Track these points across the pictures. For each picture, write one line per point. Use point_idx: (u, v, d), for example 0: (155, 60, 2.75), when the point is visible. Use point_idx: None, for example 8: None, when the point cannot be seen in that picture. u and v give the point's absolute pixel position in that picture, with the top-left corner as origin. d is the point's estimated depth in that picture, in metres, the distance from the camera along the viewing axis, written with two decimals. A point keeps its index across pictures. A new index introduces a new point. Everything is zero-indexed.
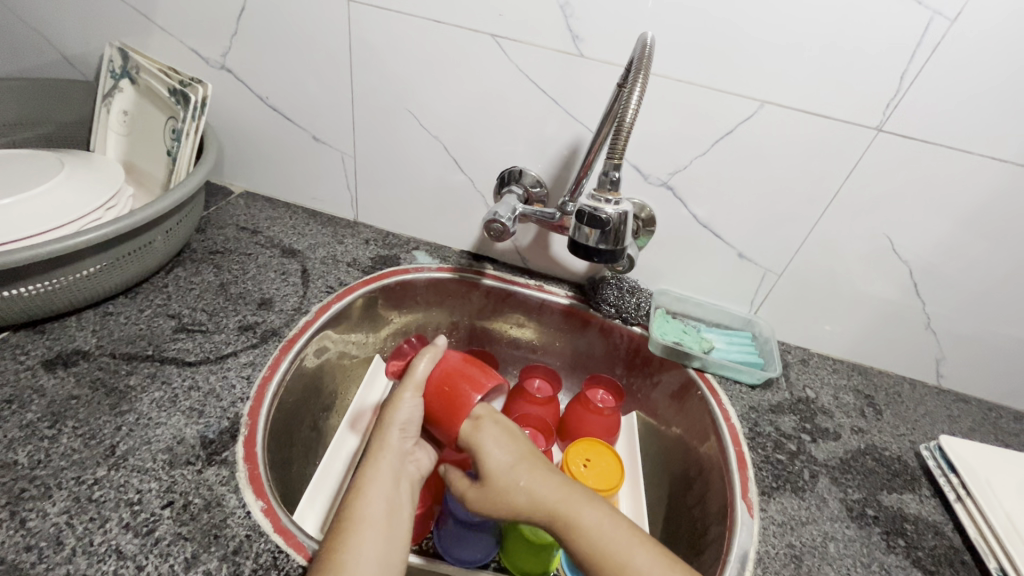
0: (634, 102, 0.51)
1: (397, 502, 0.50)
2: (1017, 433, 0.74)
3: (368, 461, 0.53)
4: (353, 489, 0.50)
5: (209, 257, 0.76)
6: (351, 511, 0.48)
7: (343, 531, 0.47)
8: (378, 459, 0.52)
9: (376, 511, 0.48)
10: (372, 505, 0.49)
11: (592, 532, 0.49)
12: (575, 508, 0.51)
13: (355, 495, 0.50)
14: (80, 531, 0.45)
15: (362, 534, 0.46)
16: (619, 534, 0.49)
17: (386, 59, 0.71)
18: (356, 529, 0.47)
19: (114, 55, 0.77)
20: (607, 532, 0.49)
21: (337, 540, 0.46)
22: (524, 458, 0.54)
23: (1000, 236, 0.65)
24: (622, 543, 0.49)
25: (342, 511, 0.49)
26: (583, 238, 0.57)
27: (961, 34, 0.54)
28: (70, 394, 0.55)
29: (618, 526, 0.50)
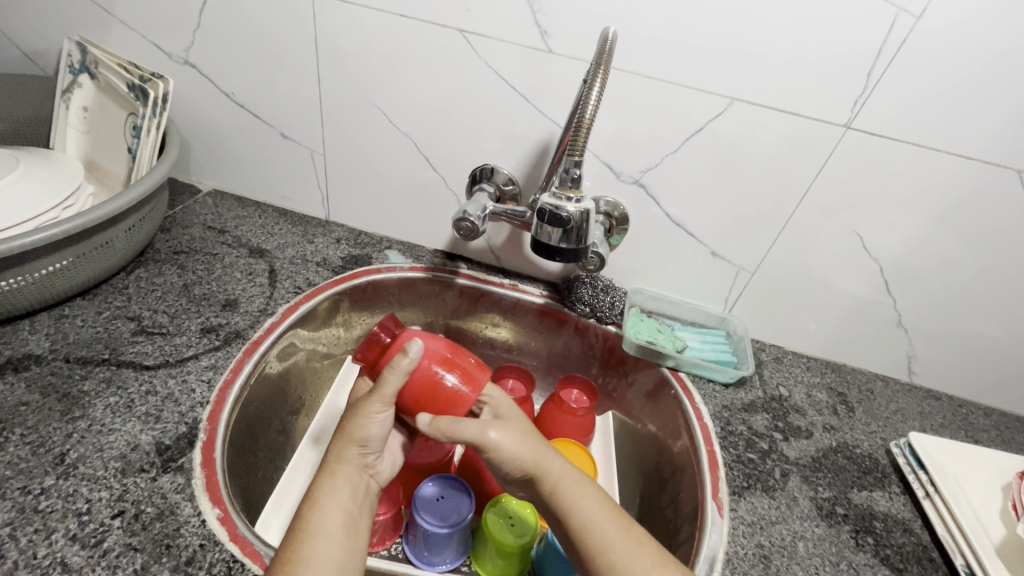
0: (593, 99, 0.51)
1: (355, 516, 0.47)
2: (987, 429, 0.75)
3: (326, 472, 0.48)
4: (308, 501, 0.47)
5: (173, 257, 0.74)
6: (304, 523, 0.45)
7: (296, 545, 0.44)
8: (336, 471, 0.48)
9: (331, 524, 0.45)
10: (327, 519, 0.45)
11: (582, 516, 0.47)
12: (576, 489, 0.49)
13: (310, 505, 0.46)
14: (24, 543, 0.43)
15: (318, 549, 0.44)
16: (609, 520, 0.48)
17: (354, 55, 0.69)
18: (309, 545, 0.44)
19: (73, 49, 0.75)
20: (597, 515, 0.47)
21: (291, 555, 0.43)
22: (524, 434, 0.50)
23: (968, 233, 0.65)
24: (611, 529, 0.47)
25: (296, 523, 0.46)
26: (545, 237, 0.56)
27: (926, 32, 0.54)
28: (20, 400, 0.53)
29: (608, 509, 0.48)
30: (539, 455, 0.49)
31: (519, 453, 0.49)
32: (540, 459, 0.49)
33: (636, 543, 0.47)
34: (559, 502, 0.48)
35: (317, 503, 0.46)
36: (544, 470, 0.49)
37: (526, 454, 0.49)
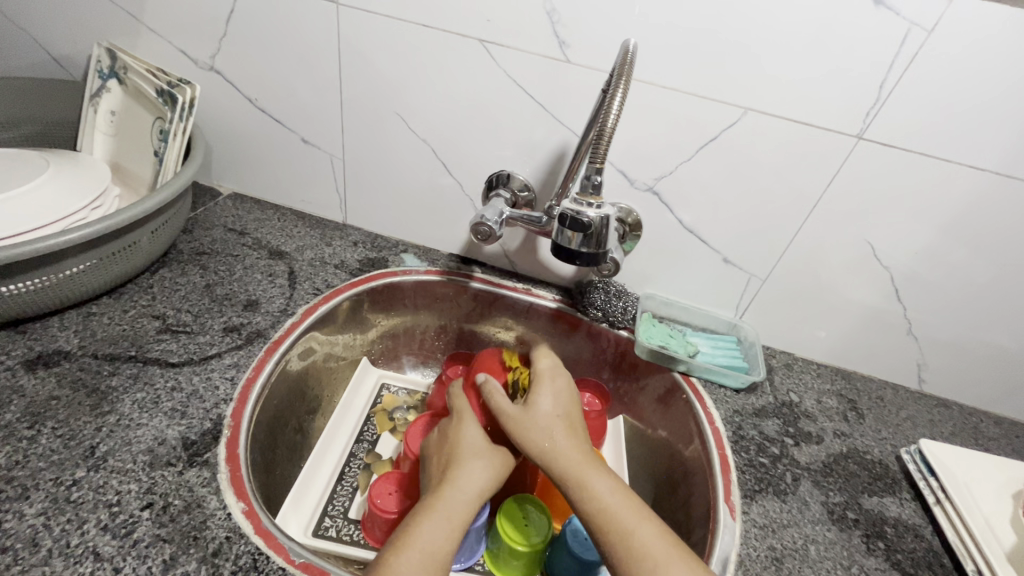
0: (615, 107, 0.52)
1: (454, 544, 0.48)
2: (997, 438, 0.75)
3: (454, 487, 0.50)
4: (434, 510, 0.48)
5: (196, 258, 0.75)
6: (417, 530, 0.46)
7: (416, 552, 0.45)
8: (464, 493, 0.50)
9: (434, 545, 0.45)
10: (447, 536, 0.47)
11: (601, 496, 0.50)
12: (589, 473, 0.52)
13: (434, 514, 0.48)
14: (58, 532, 0.45)
15: (417, 559, 0.44)
16: (623, 504, 0.49)
17: (377, 63, 0.71)
18: (428, 558, 0.45)
19: (102, 55, 0.77)
20: (615, 500, 0.49)
21: (411, 559, 0.44)
22: (551, 418, 0.57)
23: (979, 243, 0.66)
24: (628, 514, 0.48)
25: (411, 525, 0.47)
26: (566, 242, 0.58)
27: (937, 45, 0.56)
28: (51, 394, 0.55)
29: (626, 497, 0.50)
30: (553, 437, 0.55)
31: (546, 427, 0.56)
32: (558, 442, 0.54)
33: (652, 528, 0.48)
34: (576, 485, 0.51)
35: (446, 516, 0.48)
36: (563, 452, 0.53)
37: (547, 434, 0.55)
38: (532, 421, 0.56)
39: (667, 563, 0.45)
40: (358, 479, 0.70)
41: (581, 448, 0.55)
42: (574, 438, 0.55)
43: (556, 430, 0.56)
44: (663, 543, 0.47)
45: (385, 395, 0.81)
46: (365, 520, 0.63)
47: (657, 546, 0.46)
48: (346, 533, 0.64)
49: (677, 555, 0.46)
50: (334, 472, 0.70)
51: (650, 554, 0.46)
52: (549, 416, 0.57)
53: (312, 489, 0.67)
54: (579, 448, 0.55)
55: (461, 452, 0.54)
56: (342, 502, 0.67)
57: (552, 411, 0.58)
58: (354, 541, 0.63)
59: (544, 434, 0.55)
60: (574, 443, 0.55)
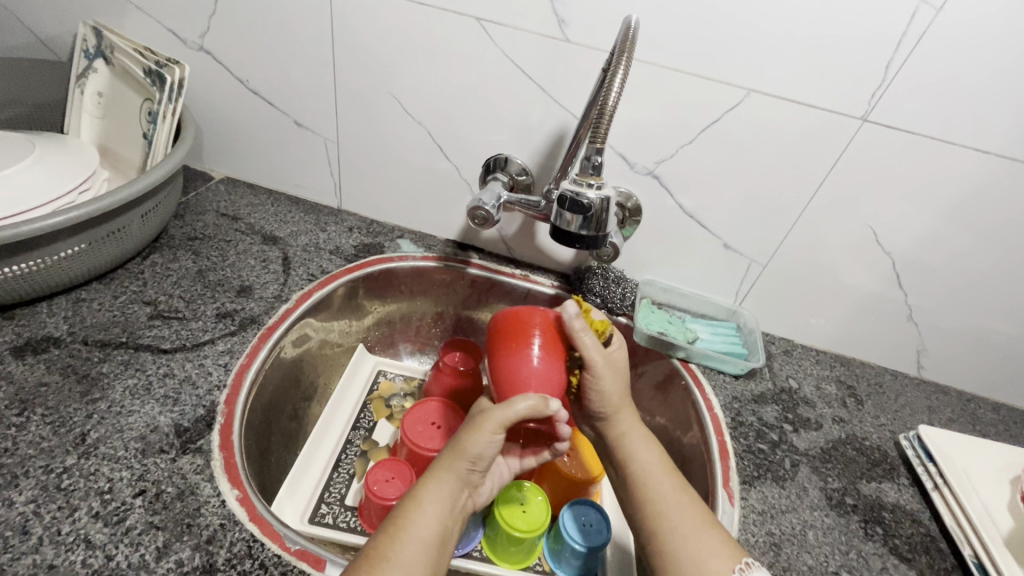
0: (615, 87, 0.51)
1: (443, 534, 0.45)
2: (995, 424, 0.75)
3: (434, 473, 0.47)
4: (410, 498, 0.46)
5: (187, 243, 0.74)
6: (404, 516, 0.45)
7: (388, 541, 0.44)
8: (442, 477, 0.47)
9: (423, 534, 0.44)
10: (423, 525, 0.44)
11: (642, 465, 0.53)
12: (636, 443, 0.55)
13: (412, 503, 0.46)
14: (48, 520, 0.44)
15: (405, 548, 0.43)
16: (661, 473, 0.52)
17: (370, 44, 0.69)
18: (404, 546, 0.43)
19: (88, 34, 0.75)
20: (656, 469, 0.52)
21: (383, 548, 0.43)
22: (619, 382, 0.56)
23: (982, 228, 0.65)
24: (665, 483, 0.51)
25: (394, 514, 0.46)
26: (565, 225, 0.57)
27: (945, 23, 0.54)
28: (40, 381, 0.54)
29: (666, 467, 0.53)
30: (619, 405, 0.56)
31: (613, 390, 0.56)
32: (620, 410, 0.56)
33: (688, 499, 0.50)
34: (623, 450, 0.55)
35: (420, 505, 0.45)
36: (619, 420, 0.56)
37: (613, 398, 0.56)
38: (604, 386, 0.55)
39: (696, 533, 0.47)
40: (354, 466, 0.69)
41: (637, 420, 0.57)
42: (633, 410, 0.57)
43: (621, 396, 0.56)
44: (695, 517, 0.48)
45: (382, 382, 0.81)
46: (361, 506, 0.62)
47: (688, 515, 0.49)
48: (343, 520, 0.63)
49: (709, 527, 0.48)
50: (330, 460, 0.69)
51: (684, 522, 0.48)
52: (614, 385, 0.56)
53: (308, 477, 0.66)
54: (638, 419, 0.57)
55: (451, 436, 0.51)
56: (338, 489, 0.66)
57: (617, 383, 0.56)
58: (350, 527, 0.62)
59: (610, 398, 0.55)
60: (633, 413, 0.57)
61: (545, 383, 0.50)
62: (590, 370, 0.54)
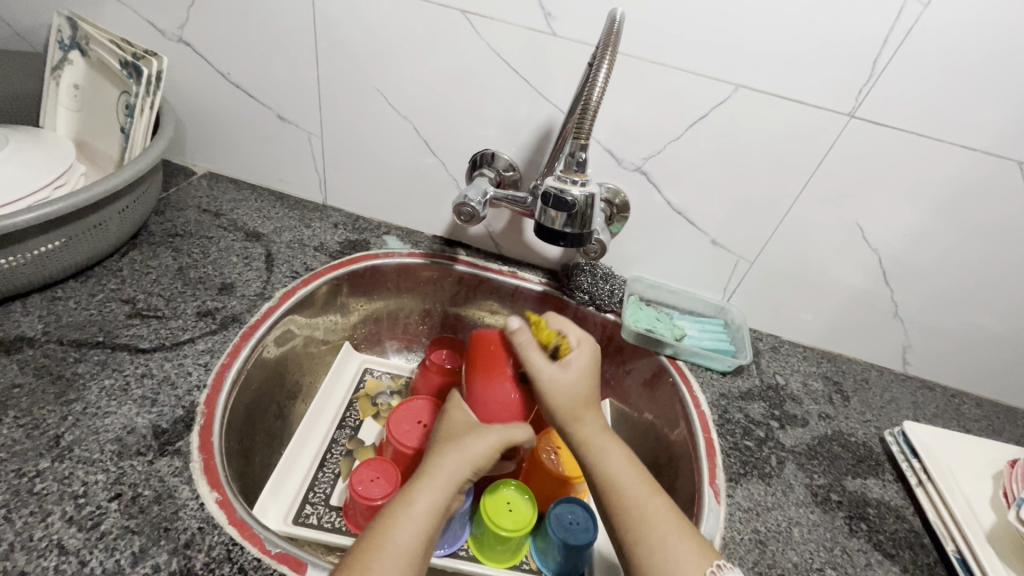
0: (600, 80, 0.50)
1: (433, 538, 0.45)
2: (978, 419, 0.76)
3: (426, 475, 0.48)
4: (400, 501, 0.46)
5: (168, 240, 0.73)
6: (387, 522, 0.44)
7: (375, 545, 0.43)
8: (436, 478, 0.47)
9: (410, 538, 0.43)
10: (412, 527, 0.44)
11: (611, 468, 0.51)
12: (603, 449, 0.52)
13: (399, 509, 0.45)
14: (20, 525, 0.43)
15: (391, 554, 0.42)
16: (634, 479, 0.50)
17: (353, 35, 0.68)
18: (388, 553, 0.42)
19: (63, 25, 0.73)
20: (626, 475, 0.50)
21: (369, 553, 0.42)
22: (576, 389, 0.55)
23: (967, 224, 0.65)
24: (633, 487, 0.49)
25: (379, 519, 0.45)
26: (550, 222, 0.56)
27: (932, 19, 0.54)
28: (12, 382, 0.53)
29: (636, 472, 0.51)
30: (578, 412, 0.54)
31: (565, 400, 0.55)
32: (582, 416, 0.54)
33: (657, 503, 0.48)
34: (591, 455, 0.52)
35: (410, 508, 0.45)
36: (583, 425, 0.54)
37: (569, 406, 0.55)
38: (557, 395, 0.55)
39: (666, 542, 0.46)
40: (340, 466, 0.69)
41: (602, 422, 0.55)
42: (598, 412, 0.55)
43: (577, 403, 0.55)
44: (665, 524, 0.47)
45: (368, 380, 0.80)
46: (346, 507, 0.61)
47: (659, 523, 0.47)
48: (327, 520, 0.62)
49: (680, 534, 0.46)
50: (315, 460, 0.69)
51: (654, 529, 0.46)
52: (568, 393, 0.55)
53: (292, 477, 0.66)
54: (602, 422, 0.55)
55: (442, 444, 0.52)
56: (323, 489, 0.66)
57: (566, 395, 0.55)
58: (335, 527, 0.62)
59: (568, 406, 0.54)
60: (597, 417, 0.55)
61: (514, 402, 0.57)
62: (539, 382, 0.56)
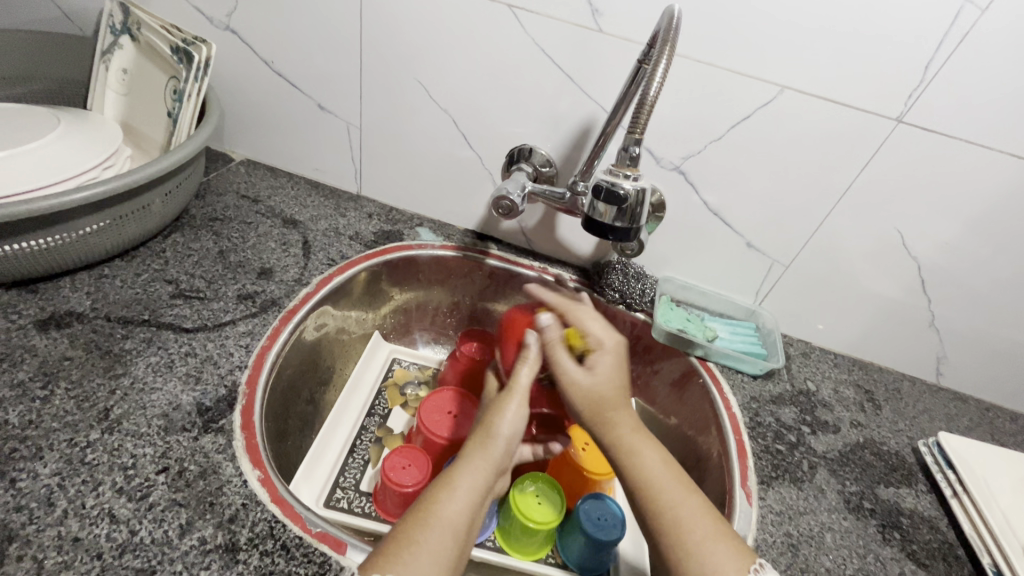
0: (658, 77, 0.50)
1: (476, 517, 0.46)
2: (1013, 434, 0.75)
3: (471, 459, 0.49)
4: (443, 481, 0.46)
5: (209, 223, 0.74)
6: (429, 502, 0.44)
7: (415, 523, 0.43)
8: (475, 463, 0.48)
9: (455, 515, 0.44)
10: (454, 509, 0.44)
11: (646, 471, 0.48)
12: (638, 449, 0.50)
13: (442, 489, 0.45)
14: (73, 493, 0.44)
15: (436, 530, 0.42)
16: (671, 480, 0.48)
17: (399, 28, 0.68)
18: (431, 527, 0.42)
19: (115, 9, 0.74)
20: (661, 477, 0.48)
21: (412, 531, 0.42)
22: (609, 389, 0.54)
23: (1011, 234, 0.64)
24: (672, 488, 0.47)
25: (423, 499, 0.45)
26: (598, 216, 0.56)
27: (989, 24, 0.53)
28: (63, 355, 0.54)
29: (672, 472, 0.48)
30: (609, 412, 0.52)
31: (600, 399, 0.53)
32: (615, 415, 0.52)
33: (695, 507, 0.46)
34: (625, 455, 0.50)
35: (453, 488, 0.46)
36: (615, 426, 0.51)
37: (603, 406, 0.53)
38: (590, 397, 0.53)
39: (711, 546, 0.44)
40: (369, 452, 0.69)
41: (635, 424, 0.52)
42: (629, 412, 0.53)
43: (614, 402, 0.53)
44: (706, 526, 0.45)
45: (397, 369, 0.80)
46: (376, 492, 0.62)
47: (702, 526, 0.45)
48: (357, 505, 0.63)
49: (720, 539, 0.44)
50: (346, 445, 0.69)
51: (692, 533, 0.44)
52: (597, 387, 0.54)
53: (324, 460, 0.67)
54: (635, 422, 0.52)
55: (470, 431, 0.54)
56: (353, 474, 0.66)
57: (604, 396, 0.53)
58: (365, 512, 0.63)
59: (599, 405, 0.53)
60: (630, 418, 0.52)
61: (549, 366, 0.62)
62: (574, 385, 0.54)
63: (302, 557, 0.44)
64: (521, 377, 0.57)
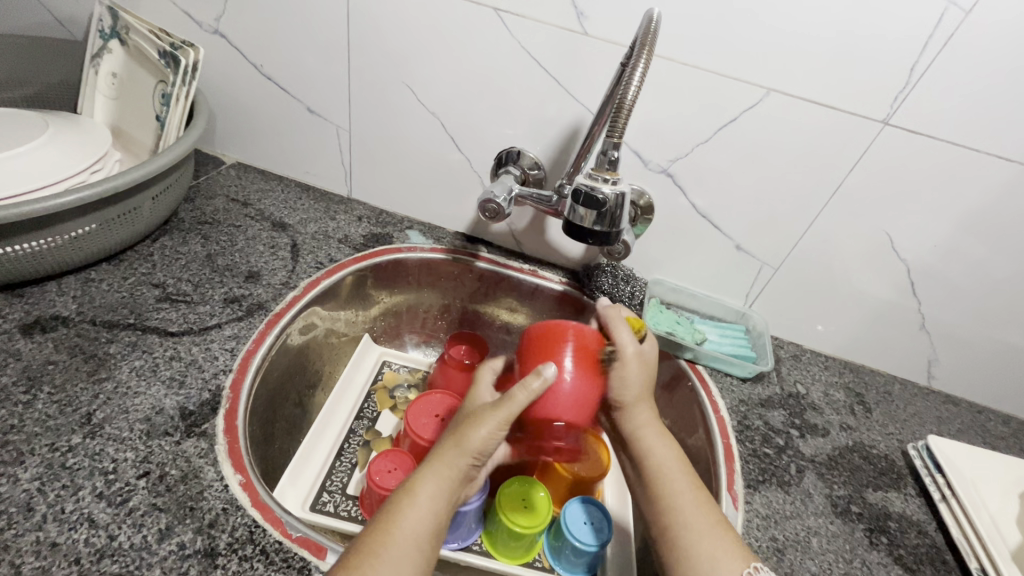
0: (636, 81, 0.50)
1: (439, 525, 0.45)
2: (1005, 436, 0.74)
3: (431, 464, 0.47)
4: (403, 490, 0.45)
5: (197, 227, 0.74)
6: (392, 510, 0.44)
7: (377, 534, 0.43)
8: (441, 470, 0.46)
9: (416, 526, 0.43)
10: (416, 518, 0.44)
11: (659, 462, 0.52)
12: (654, 440, 0.53)
13: (405, 495, 0.45)
14: (52, 498, 0.44)
15: (396, 542, 0.42)
16: (681, 473, 0.51)
17: (386, 31, 0.68)
18: (391, 540, 0.42)
19: (104, 14, 0.74)
20: (673, 468, 0.51)
21: (373, 542, 0.42)
22: (644, 377, 0.56)
23: (999, 236, 0.64)
24: (681, 480, 0.50)
25: (387, 506, 0.45)
26: (578, 220, 0.56)
27: (974, 25, 0.53)
28: (47, 359, 0.54)
29: (683, 465, 0.52)
30: (640, 400, 0.55)
31: (637, 383, 0.55)
32: (640, 405, 0.55)
33: (700, 500, 0.49)
34: (642, 445, 0.53)
35: (415, 498, 0.45)
36: (638, 415, 0.55)
37: (636, 393, 0.55)
38: (627, 376, 0.55)
39: (708, 537, 0.46)
40: (357, 456, 0.69)
41: (656, 416, 0.56)
42: (652, 407, 0.56)
43: (644, 391, 0.56)
44: (709, 519, 0.47)
45: (386, 372, 0.80)
46: (363, 496, 0.62)
47: (704, 518, 0.47)
48: (344, 508, 0.63)
49: (722, 530, 0.47)
50: (333, 448, 0.69)
51: (694, 524, 0.47)
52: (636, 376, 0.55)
53: (310, 464, 0.66)
54: (655, 415, 0.56)
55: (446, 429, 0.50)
56: (340, 478, 0.66)
57: (639, 381, 0.56)
58: (351, 516, 0.62)
59: (629, 390, 0.55)
60: (651, 410, 0.56)
61: (580, 401, 0.51)
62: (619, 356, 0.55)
63: (281, 562, 0.44)
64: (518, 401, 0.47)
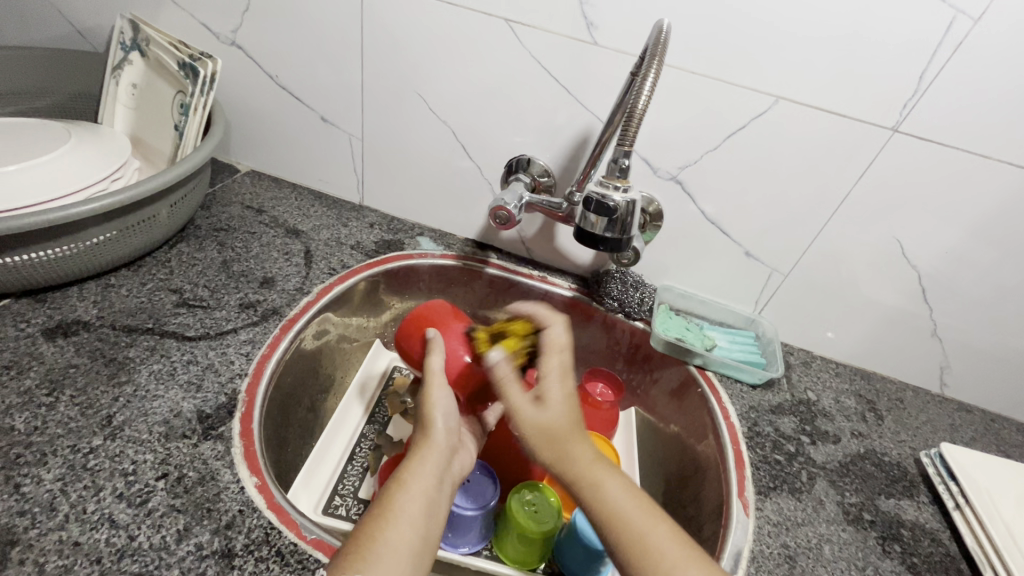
0: (646, 90, 0.51)
1: (437, 500, 0.48)
2: (1019, 445, 0.74)
3: (414, 457, 0.51)
4: (394, 480, 0.48)
5: (213, 234, 0.75)
6: (388, 501, 0.46)
7: (378, 522, 0.44)
8: (425, 454, 0.50)
9: (413, 510, 0.45)
10: (413, 498, 0.46)
11: (609, 504, 0.46)
12: (598, 480, 0.47)
13: (396, 483, 0.47)
14: (74, 498, 0.45)
15: (397, 524, 0.44)
16: (635, 509, 0.46)
17: (398, 41, 0.70)
18: (391, 526, 0.44)
19: (125, 27, 0.76)
20: (626, 507, 0.46)
21: (373, 530, 0.43)
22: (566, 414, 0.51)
23: (1011, 243, 0.64)
24: (639, 519, 0.45)
25: (379, 498, 0.46)
26: (589, 226, 0.57)
27: (983, 33, 0.53)
28: (70, 362, 0.55)
29: (635, 498, 0.47)
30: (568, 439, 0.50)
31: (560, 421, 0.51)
32: (571, 444, 0.50)
33: (662, 534, 0.44)
34: (585, 489, 0.47)
35: (406, 485, 0.47)
36: (573, 456, 0.49)
37: (561, 432, 0.50)
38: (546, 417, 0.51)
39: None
40: (368, 460, 0.69)
41: (591, 450, 0.50)
42: (587, 443, 0.50)
43: (570, 428, 0.51)
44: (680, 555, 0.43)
45: (397, 377, 0.80)
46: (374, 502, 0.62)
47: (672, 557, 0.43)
48: (355, 512, 0.63)
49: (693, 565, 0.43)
50: (345, 452, 0.70)
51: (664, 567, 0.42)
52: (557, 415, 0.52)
53: (322, 468, 0.67)
54: (592, 449, 0.50)
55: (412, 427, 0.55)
56: (352, 482, 0.67)
57: (564, 417, 0.51)
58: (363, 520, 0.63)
59: (555, 432, 0.50)
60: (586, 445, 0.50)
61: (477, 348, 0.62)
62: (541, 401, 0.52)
63: (295, 564, 0.45)
64: (435, 363, 0.57)
